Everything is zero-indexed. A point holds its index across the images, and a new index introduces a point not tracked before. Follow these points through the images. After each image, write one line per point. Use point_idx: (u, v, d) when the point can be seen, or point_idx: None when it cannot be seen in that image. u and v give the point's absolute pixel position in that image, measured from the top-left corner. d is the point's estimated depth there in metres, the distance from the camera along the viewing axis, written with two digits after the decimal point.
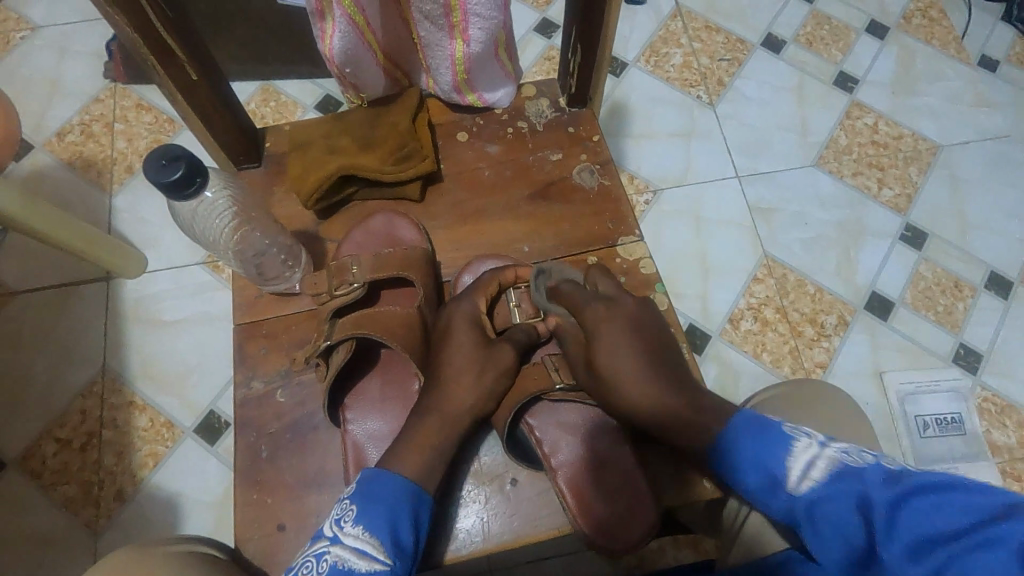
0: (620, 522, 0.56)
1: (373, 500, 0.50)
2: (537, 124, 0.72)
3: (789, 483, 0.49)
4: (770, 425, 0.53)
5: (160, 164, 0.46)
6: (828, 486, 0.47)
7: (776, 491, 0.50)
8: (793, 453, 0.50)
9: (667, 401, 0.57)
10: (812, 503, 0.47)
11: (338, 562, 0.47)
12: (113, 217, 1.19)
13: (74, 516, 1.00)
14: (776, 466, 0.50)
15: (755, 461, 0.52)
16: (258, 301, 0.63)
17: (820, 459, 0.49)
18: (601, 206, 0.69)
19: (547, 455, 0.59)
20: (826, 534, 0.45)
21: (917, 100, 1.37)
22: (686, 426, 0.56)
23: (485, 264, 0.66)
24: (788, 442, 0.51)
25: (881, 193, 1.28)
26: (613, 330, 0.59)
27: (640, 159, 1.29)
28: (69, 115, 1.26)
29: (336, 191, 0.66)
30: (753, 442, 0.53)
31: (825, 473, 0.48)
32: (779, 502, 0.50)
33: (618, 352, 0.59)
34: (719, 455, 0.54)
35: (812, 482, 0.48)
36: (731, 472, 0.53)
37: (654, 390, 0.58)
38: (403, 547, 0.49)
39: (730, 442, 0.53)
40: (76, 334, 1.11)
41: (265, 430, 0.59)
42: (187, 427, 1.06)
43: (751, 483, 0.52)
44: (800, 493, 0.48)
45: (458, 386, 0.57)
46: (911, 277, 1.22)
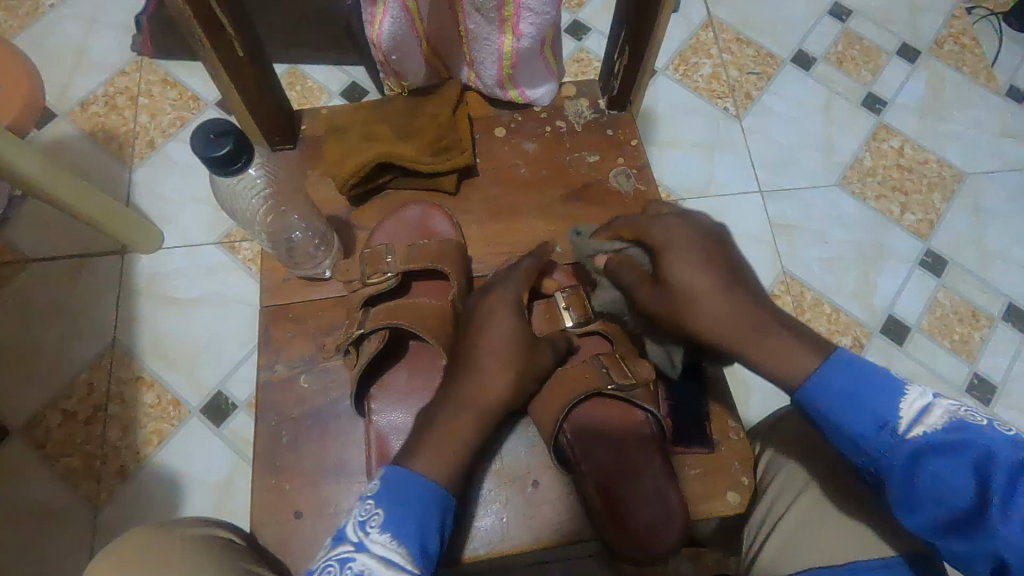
0: (649, 529, 0.55)
1: (403, 506, 0.49)
2: (576, 125, 0.72)
3: (898, 428, 0.47)
4: (880, 373, 0.50)
5: (208, 138, 0.45)
6: (945, 437, 0.46)
7: (878, 433, 0.48)
8: (905, 399, 0.48)
9: (747, 311, 0.55)
10: (919, 454, 0.46)
11: (364, 570, 0.45)
12: (133, 190, 1.19)
13: (75, 488, 0.99)
14: (887, 412, 0.48)
15: (865, 405, 0.49)
16: (286, 284, 0.63)
17: (936, 408, 0.47)
18: (636, 210, 0.68)
19: (578, 459, 0.59)
20: (922, 490, 0.46)
21: (944, 126, 1.36)
22: (765, 340, 0.53)
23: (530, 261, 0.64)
24: (899, 389, 0.49)
25: (903, 218, 1.28)
26: (683, 242, 0.57)
27: (664, 168, 1.28)
28: (94, 86, 1.25)
29: (372, 179, 0.66)
30: (855, 383, 0.49)
31: (941, 424, 0.46)
32: (878, 443, 0.48)
33: (690, 263, 0.56)
34: (812, 386, 0.51)
35: (927, 428, 0.47)
36: (829, 412, 0.50)
37: (728, 300, 0.55)
38: (428, 555, 0.48)
39: (828, 376, 0.50)
40: (88, 306, 1.11)
41: (286, 415, 0.59)
42: (193, 406, 1.05)
43: (855, 424, 0.49)
44: (908, 440, 0.47)
45: (486, 377, 0.55)
46: (929, 304, 1.21)
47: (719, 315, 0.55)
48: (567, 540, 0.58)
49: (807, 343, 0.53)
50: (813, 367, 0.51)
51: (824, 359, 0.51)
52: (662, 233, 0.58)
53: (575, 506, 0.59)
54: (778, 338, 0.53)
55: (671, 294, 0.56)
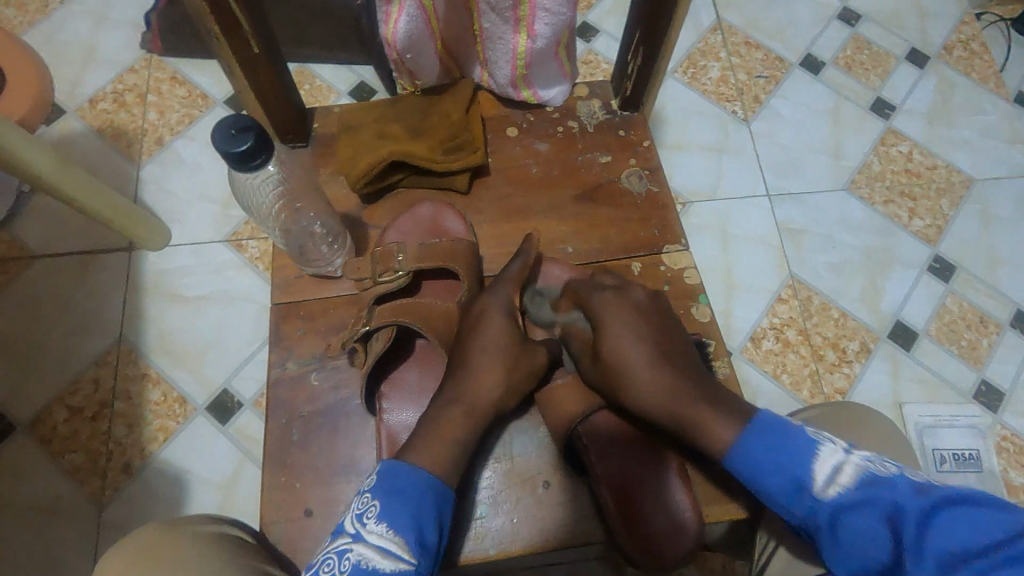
0: (664, 536, 0.55)
1: (397, 496, 0.49)
2: (588, 125, 0.71)
3: (814, 487, 0.51)
4: (795, 434, 0.53)
5: (229, 132, 0.45)
6: (859, 493, 0.49)
7: (798, 494, 0.51)
8: (819, 458, 0.51)
9: (676, 384, 0.57)
10: (839, 510, 0.49)
11: (361, 561, 0.46)
12: (141, 188, 1.19)
13: (80, 485, 0.99)
14: (801, 472, 0.51)
15: (782, 466, 0.52)
16: (296, 281, 0.63)
17: (847, 466, 0.51)
18: (648, 212, 0.68)
19: (594, 463, 0.58)
20: (847, 544, 0.48)
21: (952, 131, 1.36)
22: (694, 413, 0.56)
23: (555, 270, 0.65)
24: (813, 448, 0.52)
25: (911, 223, 1.27)
26: (621, 314, 0.60)
27: (671, 170, 1.28)
28: (103, 83, 1.25)
29: (383, 177, 0.66)
30: (770, 446, 0.53)
31: (852, 480, 0.50)
32: (800, 504, 0.51)
33: (627, 337, 0.59)
34: (735, 454, 0.54)
35: (840, 487, 0.50)
36: (750, 475, 0.53)
37: (659, 376, 0.57)
38: (426, 546, 0.48)
39: (749, 444, 0.53)
40: (95, 302, 1.11)
41: (296, 413, 0.59)
42: (199, 404, 1.05)
43: (774, 487, 0.52)
44: (826, 500, 0.50)
45: (482, 373, 0.56)
46: (936, 310, 1.21)
47: (648, 390, 0.57)
48: (578, 541, 0.58)
49: (727, 411, 0.56)
50: (734, 438, 0.54)
51: (746, 430, 0.54)
52: (603, 307, 0.60)
53: (587, 508, 0.58)
54: (705, 411, 0.56)
55: (610, 371, 0.59)
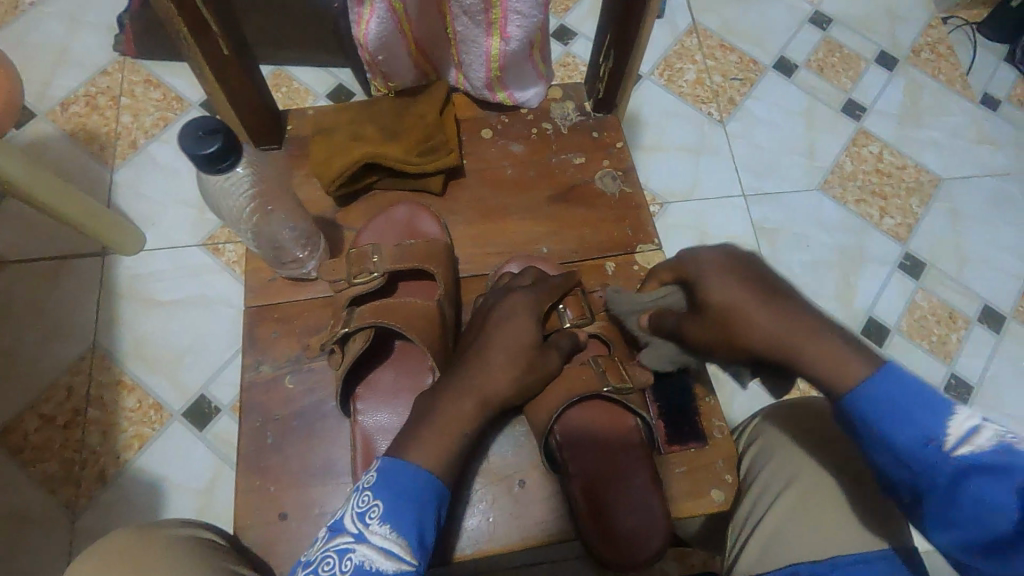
0: (630, 534, 0.56)
1: (403, 498, 0.48)
2: (562, 127, 0.72)
3: (944, 443, 0.45)
4: (928, 386, 0.47)
5: (196, 135, 0.45)
6: (997, 457, 0.43)
7: (923, 447, 0.46)
8: (954, 418, 0.46)
9: (791, 317, 0.53)
10: (968, 471, 0.44)
11: (365, 562, 0.45)
12: (114, 192, 1.17)
13: (52, 494, 0.97)
14: (932, 426, 0.46)
15: (910, 416, 0.46)
16: (271, 283, 0.63)
17: (982, 429, 0.45)
18: (622, 212, 0.69)
19: (567, 462, 0.60)
20: (970, 507, 0.43)
21: (921, 132, 1.39)
22: (817, 342, 0.51)
23: (512, 267, 0.65)
24: (948, 407, 0.46)
25: (882, 221, 1.30)
26: (717, 264, 0.57)
27: (649, 171, 1.30)
28: (75, 85, 1.23)
29: (358, 179, 0.66)
30: (895, 399, 0.47)
31: (992, 445, 0.44)
32: (924, 458, 0.46)
33: (725, 283, 0.55)
34: (856, 396, 0.49)
35: (976, 447, 0.44)
36: (863, 424, 0.48)
37: (774, 318, 0.53)
38: (425, 548, 0.47)
39: (872, 388, 0.48)
40: (68, 308, 1.09)
41: (271, 416, 0.58)
42: (176, 410, 1.04)
43: (900, 437, 0.46)
44: (955, 457, 0.44)
45: (473, 373, 0.55)
46: (907, 306, 1.24)
47: (764, 334, 0.53)
48: (552, 539, 0.58)
49: (852, 348, 0.51)
50: (859, 380, 0.49)
51: (872, 374, 0.49)
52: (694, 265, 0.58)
53: (563, 505, 0.59)
54: (826, 341, 0.51)
55: (718, 319, 0.55)
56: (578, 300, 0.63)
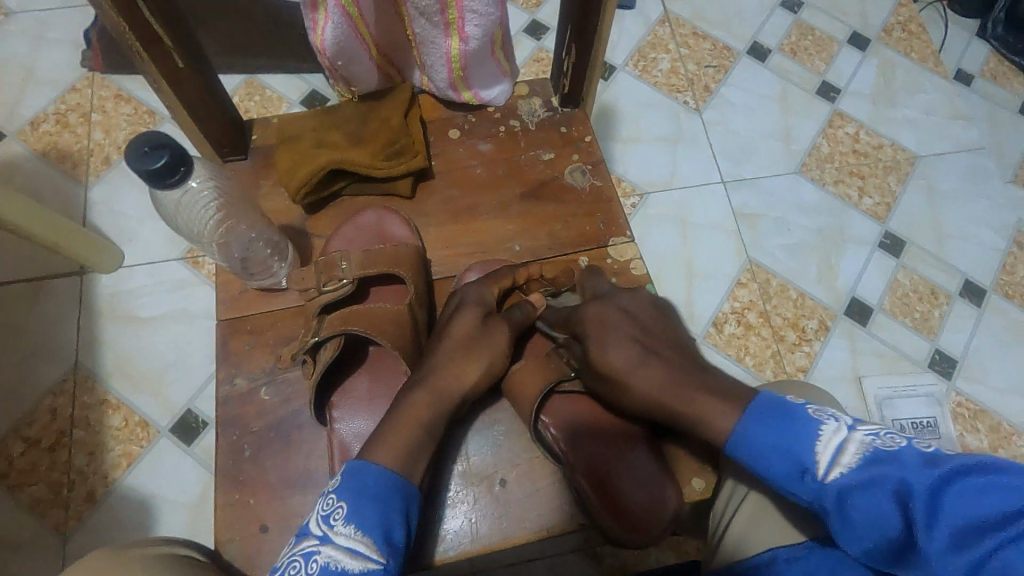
0: (643, 511, 0.57)
1: (365, 497, 0.47)
2: (530, 123, 0.72)
3: (817, 471, 0.46)
4: (794, 409, 0.49)
5: (142, 150, 0.45)
6: (863, 472, 0.43)
7: (802, 477, 0.46)
8: (821, 438, 0.47)
9: (666, 374, 0.57)
10: (845, 491, 0.44)
11: (330, 563, 0.44)
12: (89, 210, 1.16)
13: (41, 518, 0.96)
14: (804, 454, 0.47)
15: (783, 447, 0.48)
16: (242, 295, 0.62)
17: (850, 444, 0.45)
18: (593, 206, 0.69)
19: (565, 451, 0.60)
20: (858, 524, 0.42)
21: (896, 111, 1.40)
22: (684, 399, 0.55)
23: (472, 274, 0.64)
24: (815, 427, 0.48)
25: (861, 202, 1.31)
26: (605, 323, 0.60)
27: (627, 162, 1.30)
28: (44, 104, 1.22)
29: (325, 186, 0.65)
30: (771, 428, 0.49)
31: (858, 460, 0.44)
32: (804, 488, 0.46)
33: (613, 344, 0.58)
34: (733, 441, 0.50)
35: (844, 468, 0.45)
36: (751, 459, 0.49)
37: (649, 374, 0.57)
38: (394, 545, 0.46)
39: (746, 427, 0.50)
40: (47, 329, 1.08)
41: (248, 429, 0.58)
42: (162, 426, 1.03)
43: (776, 471, 0.48)
44: (831, 481, 0.45)
45: (450, 373, 0.55)
46: (889, 284, 1.25)
47: (642, 387, 0.57)
48: (540, 535, 0.58)
49: (722, 398, 0.53)
50: (731, 425, 0.51)
51: (744, 414, 0.51)
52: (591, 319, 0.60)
53: (545, 502, 0.59)
54: (696, 397, 0.54)
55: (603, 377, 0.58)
56: (540, 288, 0.65)
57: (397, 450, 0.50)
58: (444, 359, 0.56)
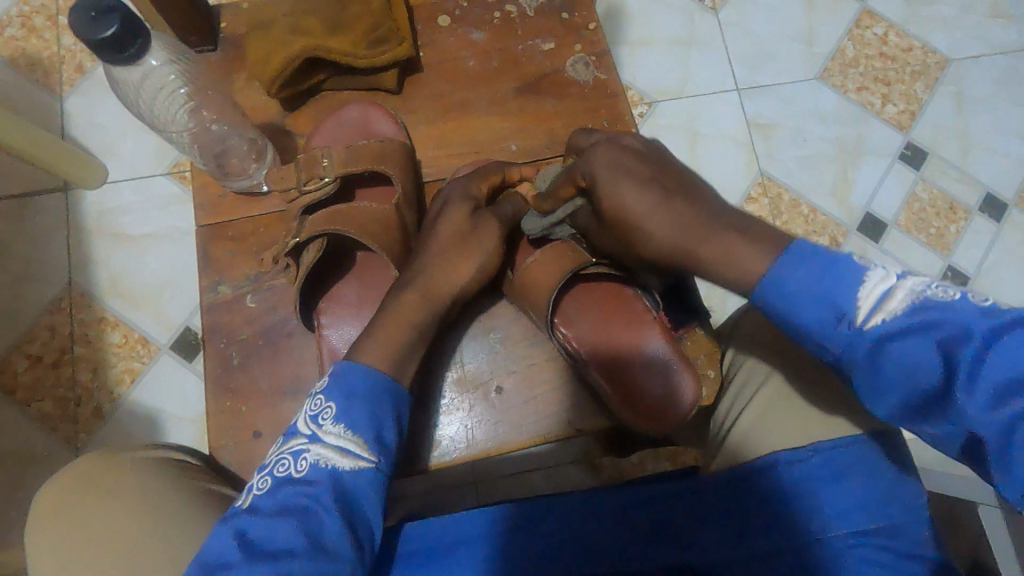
0: (659, 399, 0.56)
1: (355, 399, 0.45)
2: (528, 9, 0.66)
3: (855, 318, 0.40)
4: (840, 258, 0.42)
5: (89, 15, 0.42)
6: (910, 319, 0.38)
7: (836, 326, 0.40)
8: (865, 283, 0.40)
9: (688, 217, 0.50)
10: (883, 339, 0.39)
11: (319, 461, 0.42)
12: (67, 121, 1.09)
13: (51, 432, 0.98)
14: (842, 299, 0.40)
15: (817, 293, 0.41)
16: (222, 201, 0.60)
17: (899, 291, 0.39)
18: (596, 101, 0.64)
19: (579, 350, 0.60)
20: (890, 375, 0.38)
21: (930, 8, 1.28)
22: (716, 239, 0.48)
23: (462, 170, 0.61)
24: (858, 273, 0.41)
25: (884, 110, 1.23)
26: (614, 166, 0.54)
27: (637, 68, 1.20)
28: (6, 6, 1.13)
29: (303, 78, 0.61)
30: (814, 275, 0.42)
31: (906, 307, 0.39)
32: (836, 338, 0.40)
33: (621, 182, 0.53)
34: (764, 287, 0.44)
35: (889, 315, 0.39)
36: (782, 309, 0.43)
37: (670, 216, 0.50)
38: (385, 444, 0.45)
39: (782, 273, 0.43)
40: (37, 247, 1.05)
41: (236, 337, 0.58)
42: (163, 344, 1.02)
43: (808, 322, 0.42)
44: (869, 328, 0.39)
45: (435, 273, 0.53)
46: (907, 198, 1.19)
47: (656, 221, 0.51)
48: (539, 440, 0.59)
49: (755, 240, 0.46)
50: (766, 269, 0.44)
51: (779, 256, 0.44)
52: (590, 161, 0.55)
53: (542, 409, 0.60)
54: (724, 238, 0.48)
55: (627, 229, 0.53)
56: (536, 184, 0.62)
57: (383, 347, 0.48)
58: (438, 260, 0.54)
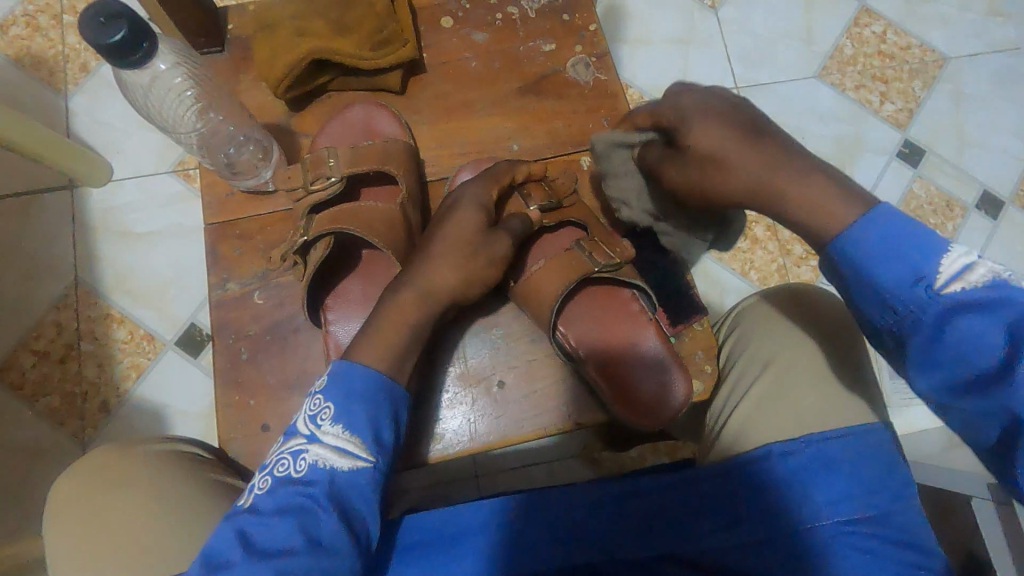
0: (655, 399, 0.58)
1: (353, 400, 0.46)
2: (529, 10, 0.67)
3: (934, 283, 0.38)
4: (919, 227, 0.40)
5: (97, 21, 0.43)
6: (986, 295, 0.36)
7: (911, 287, 0.39)
8: (947, 254, 0.38)
9: (770, 164, 0.49)
10: (953, 312, 0.37)
11: (318, 461, 0.44)
12: (72, 119, 1.10)
13: (59, 426, 1.00)
14: (920, 265, 0.38)
15: (897, 253, 0.39)
16: (229, 200, 0.61)
17: (980, 266, 0.37)
18: (596, 102, 0.66)
19: (577, 350, 0.61)
20: (947, 351, 0.37)
21: (928, 7, 1.29)
22: (799, 186, 0.47)
23: (464, 175, 0.62)
24: (939, 246, 0.39)
25: (882, 108, 1.24)
26: (705, 110, 0.53)
27: (637, 66, 1.21)
28: (12, 5, 1.14)
29: (309, 79, 0.62)
30: (891, 238, 0.40)
31: (984, 284, 0.36)
32: (907, 300, 0.39)
33: (711, 128, 0.51)
34: (844, 241, 0.42)
35: (968, 285, 0.37)
36: (853, 265, 0.41)
37: (749, 166, 0.50)
38: (382, 443, 0.46)
39: (860, 230, 0.42)
40: (43, 244, 1.06)
41: (243, 333, 0.59)
42: (168, 340, 1.04)
43: (880, 278, 0.40)
44: (944, 296, 0.37)
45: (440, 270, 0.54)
46: (904, 195, 1.20)
47: (733, 175, 0.50)
48: (540, 434, 0.61)
49: (850, 193, 0.45)
50: (851, 223, 0.43)
51: (865, 216, 0.42)
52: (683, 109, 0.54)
53: (543, 404, 0.61)
54: (810, 186, 0.47)
55: (696, 171, 0.53)
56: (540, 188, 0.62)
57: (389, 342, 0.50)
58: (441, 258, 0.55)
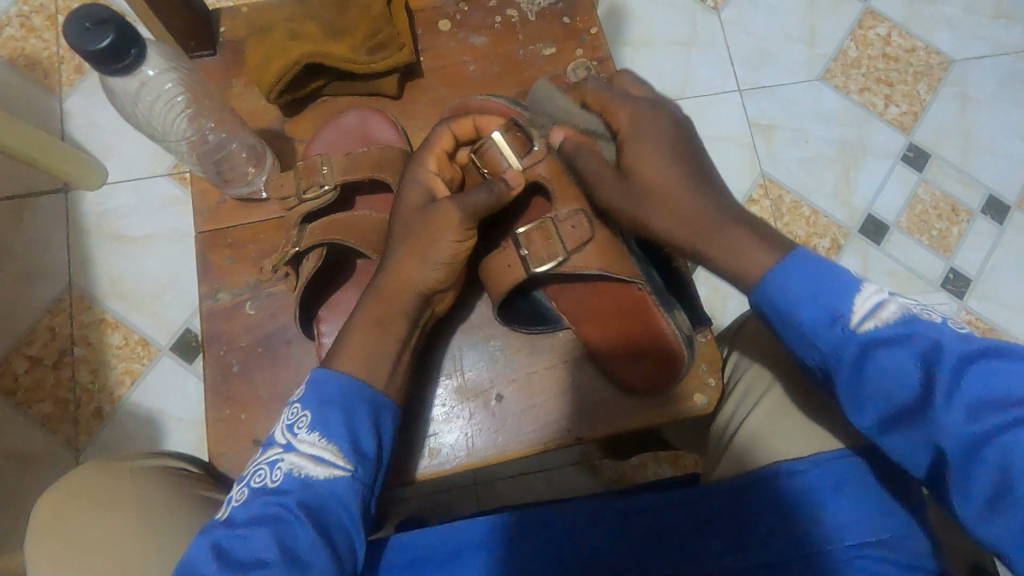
0: (648, 365, 0.59)
1: (328, 406, 0.46)
2: (528, 13, 0.65)
3: (850, 320, 0.43)
4: (837, 271, 0.45)
5: (84, 26, 0.42)
6: (896, 329, 0.42)
7: (830, 325, 0.44)
8: (860, 294, 0.43)
9: (704, 208, 0.51)
10: (870, 347, 0.42)
11: (293, 470, 0.44)
12: (66, 122, 1.09)
13: (52, 432, 0.98)
14: (838, 302, 0.44)
15: (814, 295, 0.44)
16: (220, 207, 0.60)
17: (889, 304, 0.43)
18: None
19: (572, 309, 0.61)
20: (873, 382, 0.42)
21: (933, 9, 1.28)
22: (720, 237, 0.49)
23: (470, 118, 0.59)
24: (853, 285, 0.44)
25: (887, 111, 1.22)
26: (652, 133, 0.53)
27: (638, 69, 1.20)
28: (5, 6, 1.12)
29: (303, 84, 0.61)
30: (809, 279, 0.45)
31: (894, 319, 0.42)
32: (829, 336, 0.44)
33: (653, 161, 0.52)
34: (764, 290, 0.46)
35: (879, 322, 0.42)
36: (782, 306, 0.45)
37: (686, 202, 0.51)
38: (363, 453, 0.46)
39: (781, 276, 0.46)
40: (37, 248, 1.05)
41: (235, 345, 0.58)
42: (163, 345, 1.02)
43: (804, 318, 0.44)
44: (859, 333, 0.43)
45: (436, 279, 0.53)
46: (909, 199, 1.19)
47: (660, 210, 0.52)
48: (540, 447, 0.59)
49: (766, 239, 0.48)
50: (770, 265, 0.47)
51: (788, 256, 0.46)
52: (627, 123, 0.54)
53: (543, 417, 0.59)
54: (732, 235, 0.49)
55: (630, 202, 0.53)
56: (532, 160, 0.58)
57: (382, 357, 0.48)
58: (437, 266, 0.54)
